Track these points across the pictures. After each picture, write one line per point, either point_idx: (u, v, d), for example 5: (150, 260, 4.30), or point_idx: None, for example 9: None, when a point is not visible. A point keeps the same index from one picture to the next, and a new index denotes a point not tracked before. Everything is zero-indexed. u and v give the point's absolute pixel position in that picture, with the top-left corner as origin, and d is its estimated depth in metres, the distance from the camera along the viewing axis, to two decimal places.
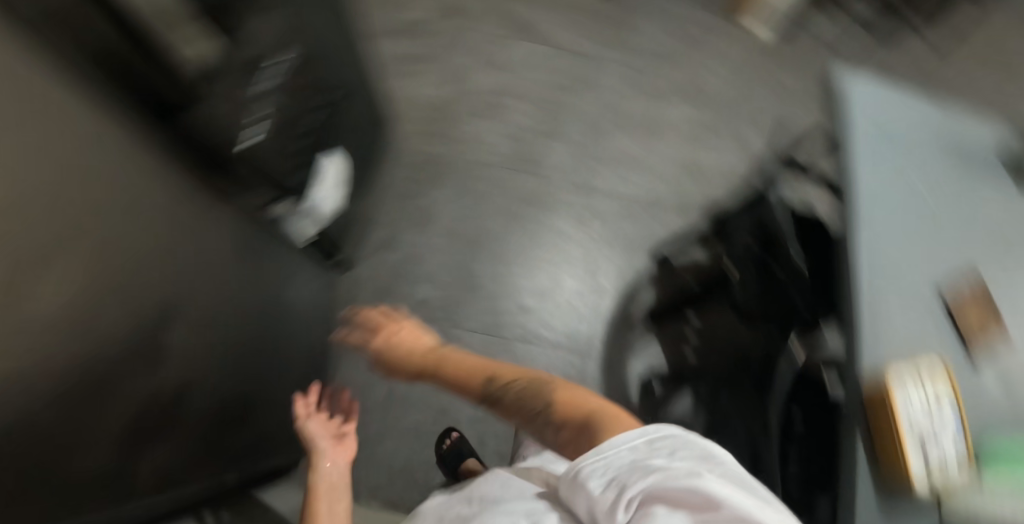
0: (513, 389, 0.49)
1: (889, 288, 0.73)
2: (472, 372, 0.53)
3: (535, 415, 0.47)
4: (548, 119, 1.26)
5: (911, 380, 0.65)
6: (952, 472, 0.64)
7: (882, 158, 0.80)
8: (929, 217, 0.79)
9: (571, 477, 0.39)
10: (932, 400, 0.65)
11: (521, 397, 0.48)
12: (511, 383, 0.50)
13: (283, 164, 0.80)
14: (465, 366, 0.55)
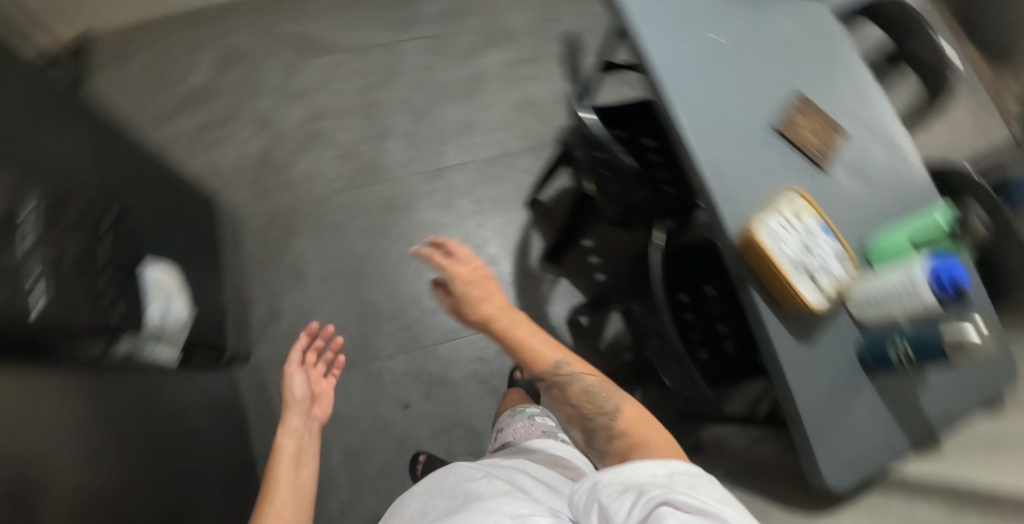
0: (576, 384, 0.62)
1: (734, 153, 0.83)
2: (538, 341, 0.68)
3: (587, 416, 0.58)
4: (372, 121, 1.23)
5: (768, 221, 0.76)
6: (838, 278, 0.77)
7: (677, 38, 0.88)
8: (740, 68, 0.89)
9: (590, 485, 0.45)
10: (790, 227, 0.77)
11: (585, 399, 0.60)
12: (576, 378, 0.62)
13: (102, 303, 0.71)
14: (527, 329, 0.70)
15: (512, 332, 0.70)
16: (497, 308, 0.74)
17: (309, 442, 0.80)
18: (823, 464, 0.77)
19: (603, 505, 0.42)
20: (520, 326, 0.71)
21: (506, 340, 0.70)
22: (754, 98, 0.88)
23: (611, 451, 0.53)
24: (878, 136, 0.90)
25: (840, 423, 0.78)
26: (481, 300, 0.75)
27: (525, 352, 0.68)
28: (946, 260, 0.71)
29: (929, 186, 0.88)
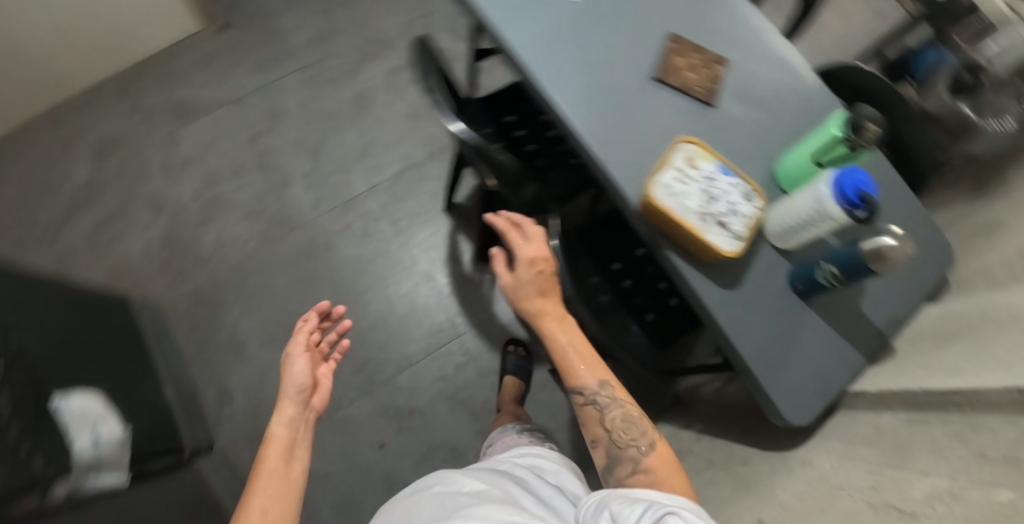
0: (613, 414, 0.73)
1: (618, 114, 0.79)
2: (588, 366, 0.76)
3: (619, 445, 0.71)
4: (270, 170, 1.19)
5: (663, 177, 0.72)
6: (749, 216, 0.73)
7: (531, 9, 0.83)
8: (605, 22, 0.84)
9: (604, 502, 0.61)
10: (685, 177, 0.72)
11: (622, 430, 0.71)
12: (614, 408, 0.73)
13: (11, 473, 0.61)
14: (584, 353, 0.77)
15: (570, 351, 0.77)
16: (554, 321, 0.78)
17: (302, 445, 0.67)
18: (784, 404, 0.74)
19: (616, 511, 0.58)
20: (577, 346, 0.77)
21: (563, 356, 0.77)
22: (627, 50, 0.84)
23: (635, 481, 0.66)
24: (760, 54, 0.87)
25: (792, 357, 0.75)
26: (542, 301, 0.79)
27: (578, 371, 0.75)
28: (852, 175, 0.67)
29: (822, 91, 0.86)
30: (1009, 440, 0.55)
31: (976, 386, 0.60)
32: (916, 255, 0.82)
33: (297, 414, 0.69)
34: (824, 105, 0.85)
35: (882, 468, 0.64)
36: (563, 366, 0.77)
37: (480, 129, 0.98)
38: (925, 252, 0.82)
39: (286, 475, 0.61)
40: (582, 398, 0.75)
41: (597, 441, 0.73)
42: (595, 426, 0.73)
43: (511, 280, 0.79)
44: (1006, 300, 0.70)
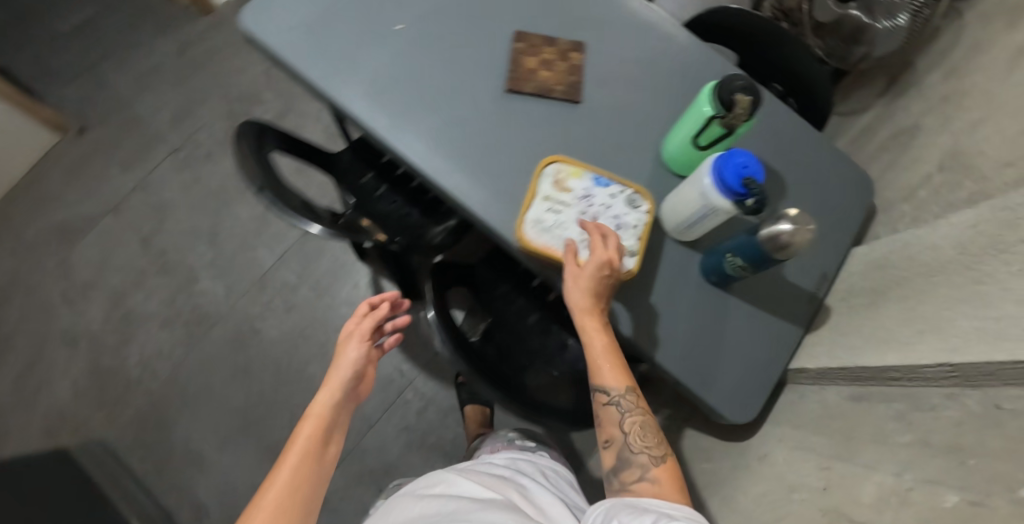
0: (636, 418, 0.64)
1: (480, 146, 0.72)
2: (620, 370, 0.64)
3: (634, 452, 0.62)
4: (173, 270, 1.13)
5: (534, 213, 0.64)
6: (639, 224, 0.66)
7: (356, 54, 0.75)
8: (440, 42, 0.76)
9: (613, 506, 0.55)
10: (558, 207, 0.65)
11: (639, 436, 0.63)
12: (636, 413, 0.64)
13: None
14: (620, 359, 0.64)
15: (611, 354, 0.63)
16: (598, 322, 0.63)
17: (339, 438, 0.59)
18: (723, 408, 0.69)
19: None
20: (615, 349, 0.64)
21: (597, 357, 0.63)
22: (472, 67, 0.76)
23: (639, 489, 0.59)
24: (617, 25, 0.80)
25: (722, 356, 0.70)
26: (595, 301, 0.63)
27: (609, 373, 0.64)
28: (731, 160, 0.59)
29: (690, 47, 0.80)
30: (949, 421, 0.50)
31: (909, 361, 0.55)
32: (826, 201, 0.77)
33: (341, 404, 0.60)
34: (696, 63, 0.79)
35: (832, 461, 0.60)
36: (592, 364, 0.64)
37: (359, 181, 0.92)
38: (834, 199, 0.78)
39: (310, 476, 0.54)
40: (609, 396, 0.64)
41: (612, 442, 0.64)
42: (611, 425, 0.64)
43: (573, 273, 0.62)
44: (926, 239, 0.64)
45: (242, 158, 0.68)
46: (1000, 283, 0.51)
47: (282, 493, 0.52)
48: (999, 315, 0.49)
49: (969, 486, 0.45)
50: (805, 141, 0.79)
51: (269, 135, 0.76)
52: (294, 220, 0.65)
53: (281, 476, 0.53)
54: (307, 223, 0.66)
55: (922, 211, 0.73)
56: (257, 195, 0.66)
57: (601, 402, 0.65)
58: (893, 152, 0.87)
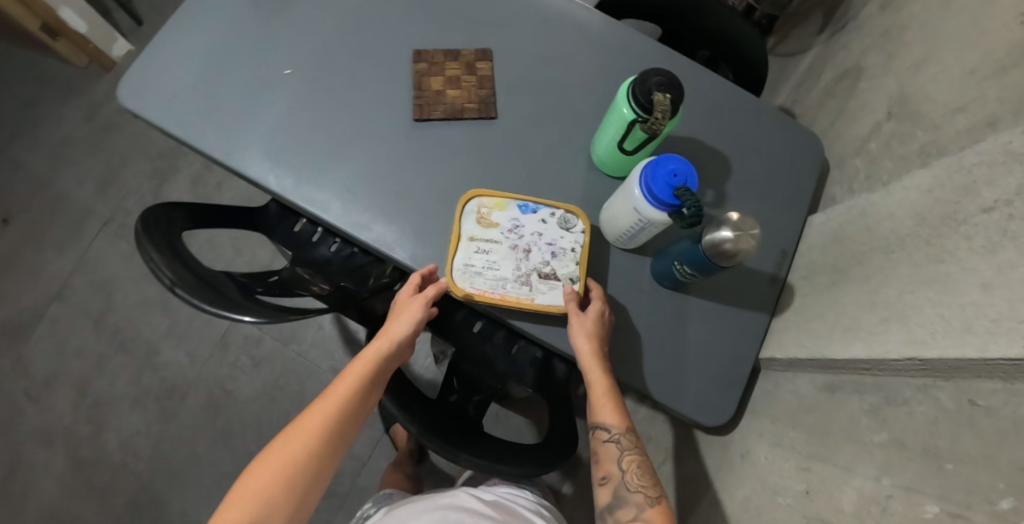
0: (633, 456, 0.61)
1: (398, 189, 0.68)
2: (619, 409, 0.62)
3: (631, 490, 0.59)
4: (132, 348, 1.12)
5: (463, 258, 0.63)
6: (575, 246, 0.65)
7: (245, 113, 0.70)
8: (335, 83, 0.71)
9: None
10: (487, 251, 0.64)
11: (637, 474, 0.60)
12: (635, 453, 0.61)
13: None
14: (620, 400, 0.62)
15: (610, 391, 0.61)
16: (600, 364, 0.61)
17: (378, 389, 0.65)
18: (698, 415, 0.67)
19: None
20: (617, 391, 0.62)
21: (599, 398, 0.61)
22: (373, 103, 0.71)
23: None
24: (518, 28, 0.75)
25: (689, 362, 0.67)
26: (598, 345, 0.61)
27: (605, 409, 0.62)
28: (660, 170, 0.54)
29: (600, 35, 0.76)
30: (924, 419, 0.47)
31: (875, 355, 0.51)
32: (766, 174, 0.74)
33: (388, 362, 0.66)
34: (608, 53, 0.75)
35: (811, 461, 0.57)
36: (593, 403, 0.62)
37: (293, 230, 0.89)
38: (778, 172, 0.74)
39: (348, 414, 0.61)
40: (609, 433, 0.62)
41: (608, 479, 0.61)
42: (608, 461, 0.61)
43: (576, 316, 0.61)
44: (881, 206, 0.60)
45: (146, 253, 0.62)
46: (961, 263, 0.47)
47: (321, 421, 0.59)
48: (963, 303, 0.45)
49: (948, 496, 0.42)
50: (739, 115, 0.75)
51: (174, 215, 0.71)
52: (223, 314, 0.61)
53: (322, 409, 0.60)
54: (237, 315, 0.62)
55: (874, 168, 0.68)
56: (172, 293, 0.61)
57: (600, 438, 0.62)
58: (839, 100, 0.81)
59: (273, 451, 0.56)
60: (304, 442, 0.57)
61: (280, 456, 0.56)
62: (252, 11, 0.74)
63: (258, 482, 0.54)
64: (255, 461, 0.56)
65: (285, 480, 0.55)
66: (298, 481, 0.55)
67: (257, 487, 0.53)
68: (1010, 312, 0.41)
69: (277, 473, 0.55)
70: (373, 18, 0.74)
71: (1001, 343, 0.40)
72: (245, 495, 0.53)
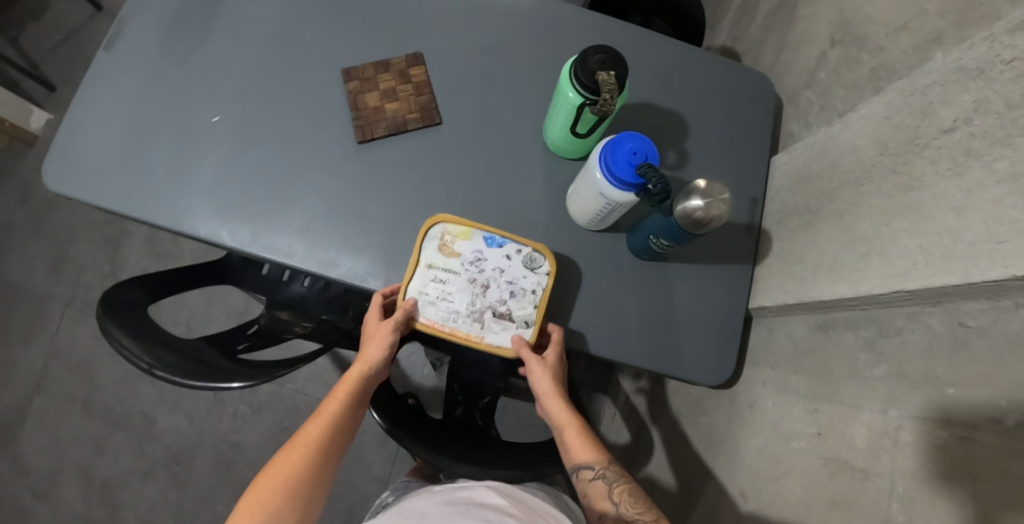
0: (624, 486, 0.59)
1: (357, 219, 0.65)
2: (596, 444, 0.62)
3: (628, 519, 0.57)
4: (128, 423, 1.10)
5: (416, 288, 0.61)
6: (536, 288, 0.63)
7: (179, 172, 0.66)
8: (268, 122, 0.68)
9: None
10: (443, 279, 0.62)
11: (630, 503, 0.58)
12: (623, 482, 0.60)
13: None
14: (593, 436, 0.63)
15: (581, 425, 0.63)
16: (562, 402, 0.64)
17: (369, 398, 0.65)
18: (702, 379, 0.67)
19: None
20: (587, 427, 0.64)
21: (573, 438, 0.62)
22: (312, 135, 0.68)
23: None
24: (447, 24, 0.72)
25: (680, 327, 0.67)
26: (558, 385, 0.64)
27: (580, 445, 0.62)
28: (619, 150, 0.52)
29: (532, 14, 0.73)
30: (917, 347, 0.49)
31: (863, 292, 0.52)
32: (723, 123, 0.73)
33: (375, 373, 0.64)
34: (543, 31, 0.72)
35: (818, 403, 0.58)
36: (567, 443, 0.63)
37: (262, 273, 0.86)
38: (734, 119, 0.73)
39: (344, 424, 0.61)
40: (593, 469, 0.61)
41: (604, 516, 0.59)
42: (600, 499, 0.60)
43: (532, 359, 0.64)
44: (843, 139, 0.60)
45: (114, 340, 0.60)
46: (930, 188, 0.48)
47: (318, 433, 0.59)
48: (940, 229, 0.46)
49: (952, 419, 0.44)
50: (685, 69, 0.73)
51: (134, 293, 0.69)
52: (209, 385, 0.60)
53: (319, 421, 0.60)
54: (228, 383, 0.61)
55: (827, 98, 0.68)
56: (153, 375, 0.59)
57: (587, 478, 0.61)
58: (780, 32, 0.80)
59: (276, 465, 0.56)
60: (303, 455, 0.57)
61: (280, 469, 0.56)
62: (164, 60, 0.70)
63: (263, 498, 0.54)
64: (258, 476, 0.56)
65: (289, 494, 0.55)
66: (300, 494, 0.56)
67: (262, 502, 0.54)
68: (986, 234, 0.42)
69: (281, 488, 0.55)
70: (295, 45, 0.71)
71: (982, 267, 0.42)
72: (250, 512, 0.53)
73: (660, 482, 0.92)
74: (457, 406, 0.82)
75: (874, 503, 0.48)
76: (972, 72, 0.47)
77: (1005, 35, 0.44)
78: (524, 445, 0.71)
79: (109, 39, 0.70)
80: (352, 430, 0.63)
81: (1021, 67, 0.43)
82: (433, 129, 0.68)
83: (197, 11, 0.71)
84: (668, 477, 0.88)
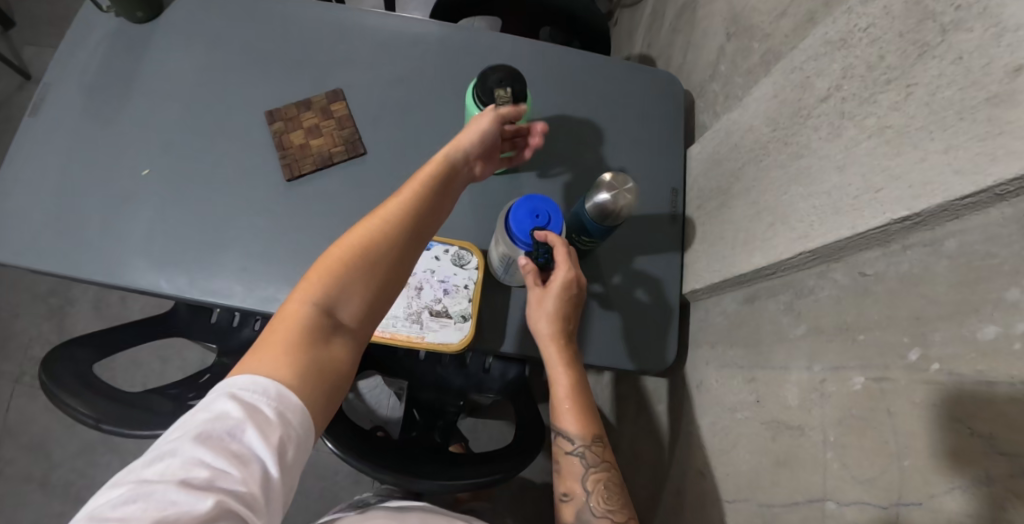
0: (599, 474, 0.57)
1: (294, 251, 0.67)
2: (587, 417, 0.59)
3: (596, 515, 0.55)
4: (90, 495, 1.06)
5: None
6: (469, 283, 0.65)
7: (112, 227, 0.66)
8: (197, 167, 0.69)
9: None
10: None
11: (603, 497, 0.56)
12: (600, 469, 0.57)
13: None
14: (586, 406, 0.60)
15: (578, 395, 0.59)
16: (559, 349, 0.60)
17: (454, 191, 0.57)
18: (647, 366, 0.69)
19: None
20: (583, 392, 0.60)
21: (559, 402, 0.60)
22: (242, 177, 0.69)
23: None
24: (365, 57, 0.75)
25: (618, 317, 0.70)
26: (559, 327, 0.60)
27: (571, 417, 0.59)
28: (522, 210, 0.58)
29: (444, 39, 0.77)
30: (828, 302, 0.52)
31: (773, 258, 0.55)
32: (635, 119, 0.77)
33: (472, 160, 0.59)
34: (456, 54, 0.76)
35: (753, 371, 0.60)
36: (557, 405, 0.60)
37: (211, 321, 0.86)
38: (646, 116, 0.77)
39: (428, 211, 0.53)
40: (573, 444, 0.58)
41: (571, 497, 0.57)
42: (572, 477, 0.58)
43: (540, 293, 0.60)
44: (742, 120, 0.65)
45: (56, 399, 0.60)
46: (817, 154, 0.52)
47: (394, 214, 0.51)
48: (828, 189, 0.50)
49: (868, 363, 0.46)
50: (595, 75, 0.78)
51: (77, 351, 0.68)
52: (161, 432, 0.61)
53: (402, 198, 0.52)
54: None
55: (728, 86, 0.72)
56: (100, 430, 0.59)
57: (564, 450, 0.59)
58: (684, 33, 0.86)
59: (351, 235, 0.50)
60: (382, 226, 0.50)
61: (352, 238, 0.49)
62: (88, 119, 0.71)
63: (329, 266, 0.48)
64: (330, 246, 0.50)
65: (358, 269, 0.49)
66: (369, 275, 0.49)
67: (328, 272, 0.48)
68: (866, 185, 0.46)
69: (352, 253, 0.49)
70: (217, 94, 0.72)
71: (867, 215, 0.45)
72: (318, 275, 0.48)
73: (633, 480, 0.92)
74: (417, 427, 0.80)
75: (813, 456, 0.50)
76: (837, 43, 0.52)
77: (858, 7, 0.49)
78: (488, 455, 0.70)
79: (33, 103, 0.72)
80: (440, 220, 0.56)
81: (875, 33, 0.47)
82: (359, 159, 0.70)
83: (117, 70, 0.73)
84: (641, 471, 0.89)
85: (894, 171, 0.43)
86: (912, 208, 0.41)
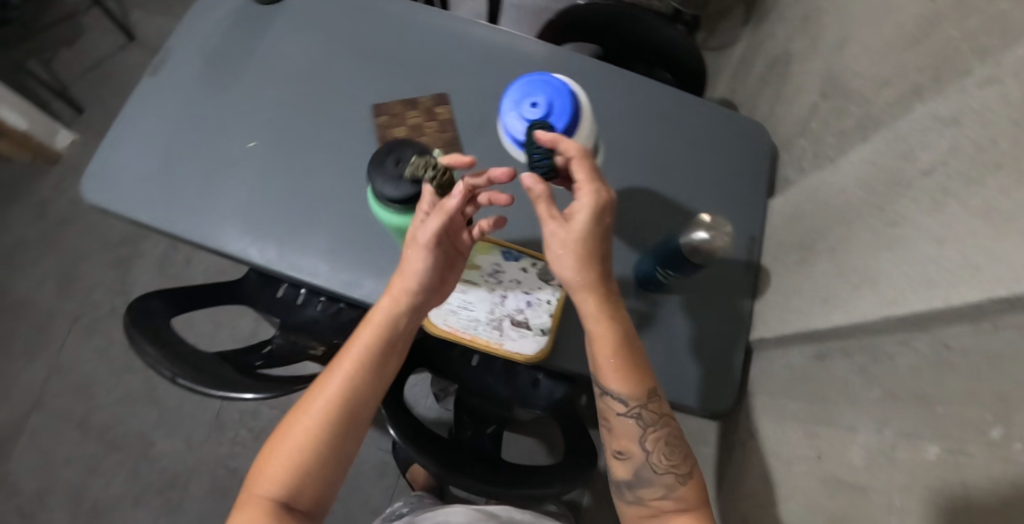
0: (656, 433, 0.59)
1: (378, 241, 0.69)
2: (631, 374, 0.58)
3: (656, 471, 0.58)
4: (125, 443, 1.09)
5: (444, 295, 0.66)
6: (552, 298, 0.66)
7: (209, 192, 0.70)
8: (294, 146, 0.72)
9: None
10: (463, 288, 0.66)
11: (664, 455, 0.58)
12: (659, 430, 0.59)
13: None
14: (630, 358, 0.59)
15: (618, 345, 0.58)
16: (593, 298, 0.58)
17: (400, 348, 0.62)
18: (707, 405, 0.70)
19: None
20: (626, 344, 0.58)
21: (603, 358, 0.59)
22: (337, 163, 0.72)
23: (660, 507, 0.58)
24: (470, 66, 0.78)
25: (683, 353, 0.71)
26: (585, 272, 0.58)
27: (616, 376, 0.58)
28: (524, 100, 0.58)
29: (546, 60, 0.80)
30: (908, 368, 0.52)
31: (857, 319, 0.56)
32: (721, 164, 0.79)
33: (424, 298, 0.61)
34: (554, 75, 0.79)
35: (816, 428, 0.61)
36: (599, 364, 0.59)
37: (277, 295, 0.88)
38: (733, 162, 0.79)
39: (358, 384, 0.59)
40: (625, 405, 0.59)
41: (627, 455, 0.59)
42: (630, 438, 0.59)
43: (563, 228, 0.57)
44: (834, 183, 0.67)
45: (137, 347, 0.62)
46: (914, 224, 0.54)
47: (322, 403, 0.58)
48: (924, 260, 0.51)
49: (946, 434, 0.46)
50: (687, 117, 0.80)
51: (154, 303, 0.71)
52: (228, 395, 0.63)
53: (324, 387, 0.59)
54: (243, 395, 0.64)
55: (819, 145, 0.74)
56: (174, 383, 0.62)
57: (618, 412, 0.59)
58: (775, 86, 0.88)
59: (285, 431, 0.57)
60: (309, 419, 0.57)
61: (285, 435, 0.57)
62: (201, 87, 0.75)
63: (276, 460, 0.56)
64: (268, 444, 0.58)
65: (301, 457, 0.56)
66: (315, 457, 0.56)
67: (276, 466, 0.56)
68: (964, 262, 0.47)
69: (293, 446, 0.56)
70: (323, 80, 0.76)
71: (962, 290, 0.46)
72: (269, 469, 0.56)
73: None
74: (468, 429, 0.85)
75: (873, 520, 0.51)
76: (947, 120, 0.53)
77: (973, 89, 0.51)
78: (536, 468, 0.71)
79: (154, 65, 0.76)
80: (385, 385, 0.61)
81: (988, 114, 0.48)
82: None
83: (233, 44, 0.77)
84: None
85: (996, 251, 0.44)
86: (1012, 289, 0.42)
